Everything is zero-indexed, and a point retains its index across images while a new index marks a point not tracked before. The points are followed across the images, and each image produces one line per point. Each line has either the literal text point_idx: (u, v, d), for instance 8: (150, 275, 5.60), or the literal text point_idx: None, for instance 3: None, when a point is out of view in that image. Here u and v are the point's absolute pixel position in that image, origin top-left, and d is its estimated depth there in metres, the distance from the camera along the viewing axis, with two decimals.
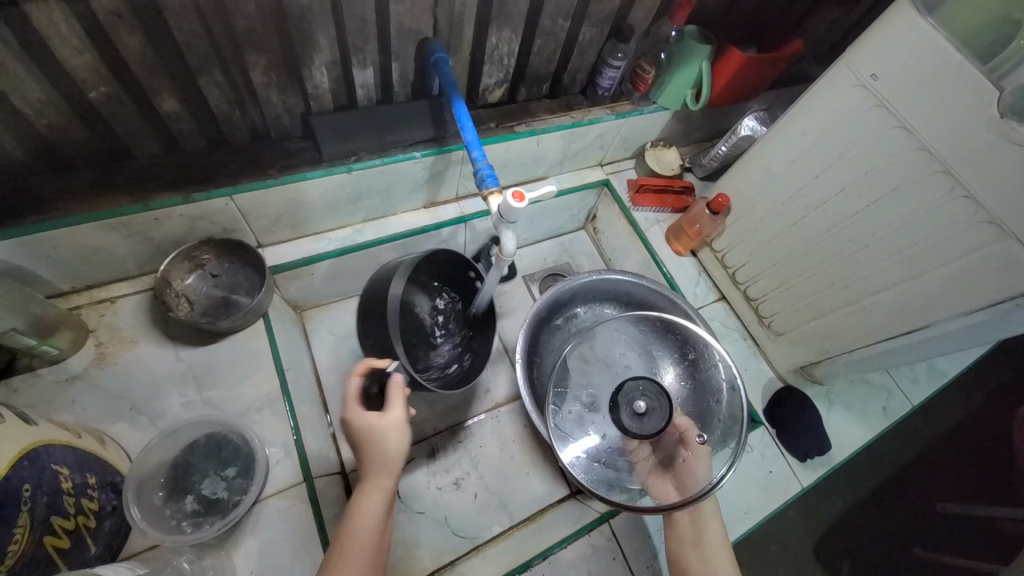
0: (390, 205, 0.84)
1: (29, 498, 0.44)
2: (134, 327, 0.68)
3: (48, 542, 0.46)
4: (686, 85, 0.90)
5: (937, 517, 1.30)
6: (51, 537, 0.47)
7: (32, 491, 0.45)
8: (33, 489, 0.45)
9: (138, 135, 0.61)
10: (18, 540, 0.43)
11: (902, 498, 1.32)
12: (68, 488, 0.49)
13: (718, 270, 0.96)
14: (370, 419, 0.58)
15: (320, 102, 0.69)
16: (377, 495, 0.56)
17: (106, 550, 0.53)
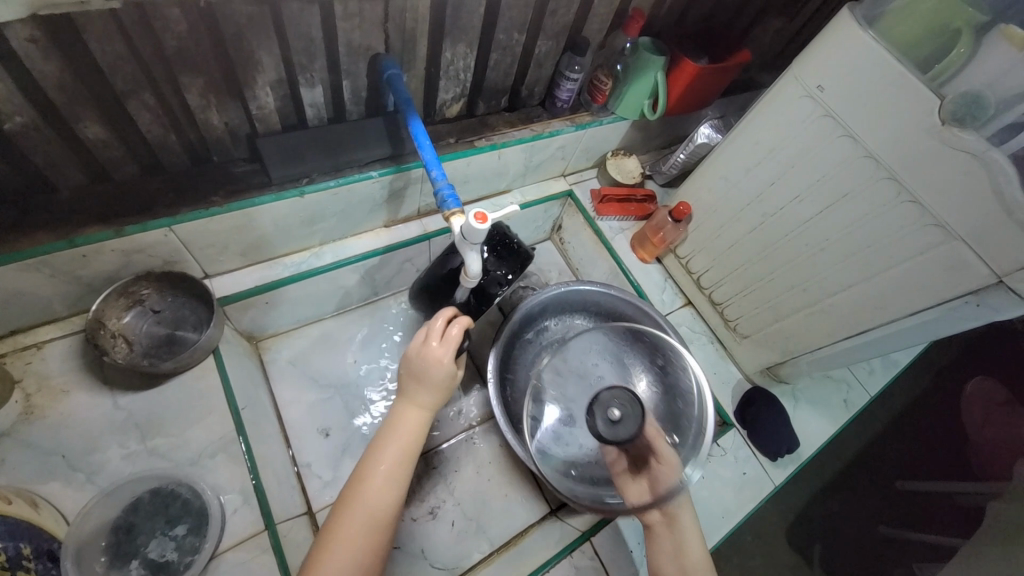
0: (348, 226, 0.80)
1: None
2: (65, 374, 0.62)
3: None
4: (643, 96, 0.91)
5: (898, 497, 1.36)
6: None
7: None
8: None
9: (60, 166, 0.55)
10: None
11: (865, 481, 1.38)
12: (0, 562, 0.46)
13: (683, 276, 0.97)
14: (433, 356, 0.60)
15: (266, 123, 0.65)
16: (418, 421, 0.60)
17: None
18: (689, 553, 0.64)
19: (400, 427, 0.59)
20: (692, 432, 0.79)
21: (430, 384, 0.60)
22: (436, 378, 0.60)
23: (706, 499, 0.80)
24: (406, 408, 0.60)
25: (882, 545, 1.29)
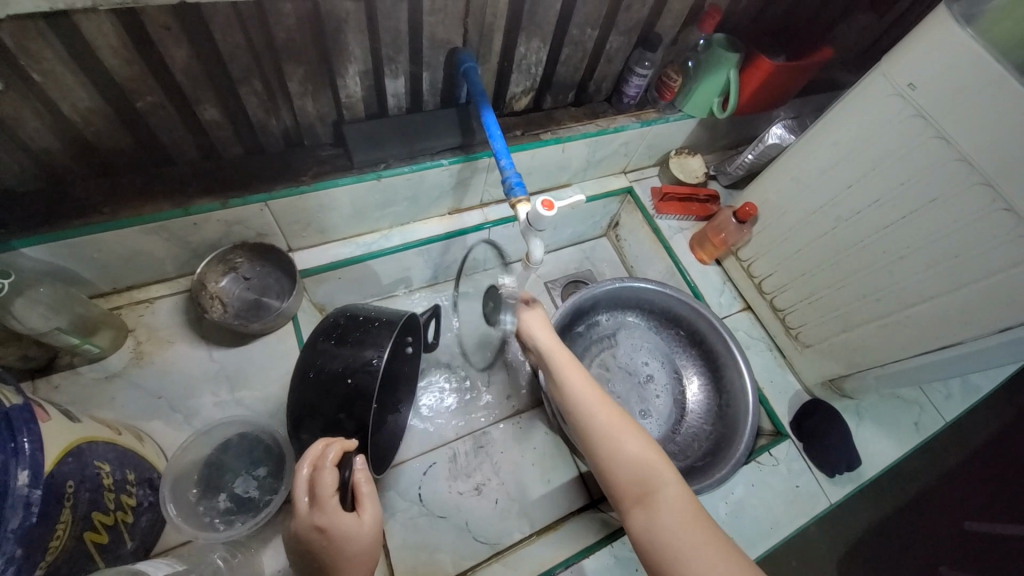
0: (416, 211, 0.85)
1: (72, 493, 0.43)
2: (170, 327, 0.71)
3: (88, 538, 0.45)
4: (713, 94, 0.89)
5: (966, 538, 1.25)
6: (91, 534, 0.45)
7: (75, 486, 0.43)
8: (75, 485, 0.44)
9: (179, 142, 0.63)
10: (59, 535, 0.41)
11: (933, 517, 1.28)
12: (108, 484, 0.48)
13: (744, 280, 0.95)
14: (349, 529, 0.48)
15: (352, 111, 0.71)
16: None
17: (140, 546, 0.54)
18: (571, 377, 0.64)
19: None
20: (743, 439, 0.79)
21: (359, 561, 0.49)
22: (364, 547, 0.48)
23: (754, 507, 0.77)
24: None
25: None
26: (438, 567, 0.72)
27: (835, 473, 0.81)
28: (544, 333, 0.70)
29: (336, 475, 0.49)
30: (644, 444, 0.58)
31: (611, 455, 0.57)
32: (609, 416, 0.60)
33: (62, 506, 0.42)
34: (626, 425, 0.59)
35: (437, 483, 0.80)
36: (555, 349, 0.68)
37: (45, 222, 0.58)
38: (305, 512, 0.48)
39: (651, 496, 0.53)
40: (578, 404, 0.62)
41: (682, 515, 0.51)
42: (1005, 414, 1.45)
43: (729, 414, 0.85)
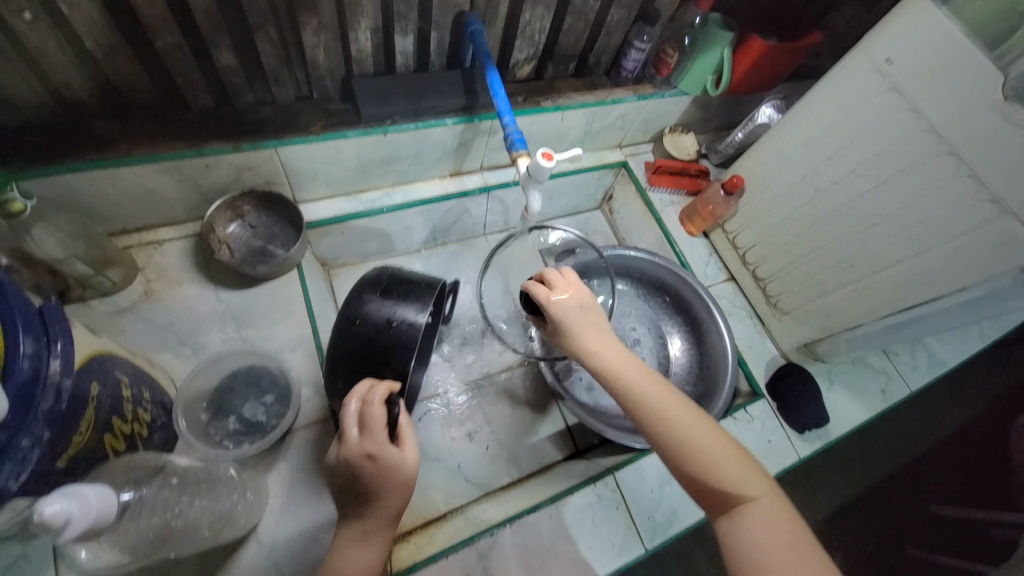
0: (418, 170, 0.88)
1: (97, 396, 0.46)
2: (179, 268, 0.73)
3: (108, 442, 0.48)
4: (707, 71, 0.93)
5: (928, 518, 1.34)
6: (110, 438, 0.48)
7: (98, 390, 0.47)
8: (99, 389, 0.47)
9: (194, 86, 0.65)
10: (84, 432, 0.44)
11: (899, 497, 1.36)
12: (127, 396, 0.52)
13: (729, 252, 0.99)
14: (395, 459, 0.50)
15: (361, 66, 0.73)
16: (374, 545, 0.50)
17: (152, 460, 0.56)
18: (624, 370, 0.58)
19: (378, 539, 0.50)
20: (721, 395, 0.85)
21: (399, 491, 0.51)
22: (406, 480, 0.50)
23: None
24: (350, 534, 0.50)
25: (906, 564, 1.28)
26: (430, 505, 0.77)
27: (804, 430, 0.86)
28: (574, 316, 0.61)
29: (384, 411, 0.51)
30: (724, 448, 0.53)
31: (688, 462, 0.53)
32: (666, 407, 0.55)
33: (87, 405, 0.44)
34: (703, 430, 0.54)
35: (431, 429, 0.84)
36: (591, 336, 0.60)
37: (61, 154, 0.60)
38: (354, 442, 0.50)
39: (739, 508, 0.51)
40: (640, 404, 0.56)
41: (774, 526, 0.50)
42: (973, 404, 1.52)
43: (711, 372, 0.90)
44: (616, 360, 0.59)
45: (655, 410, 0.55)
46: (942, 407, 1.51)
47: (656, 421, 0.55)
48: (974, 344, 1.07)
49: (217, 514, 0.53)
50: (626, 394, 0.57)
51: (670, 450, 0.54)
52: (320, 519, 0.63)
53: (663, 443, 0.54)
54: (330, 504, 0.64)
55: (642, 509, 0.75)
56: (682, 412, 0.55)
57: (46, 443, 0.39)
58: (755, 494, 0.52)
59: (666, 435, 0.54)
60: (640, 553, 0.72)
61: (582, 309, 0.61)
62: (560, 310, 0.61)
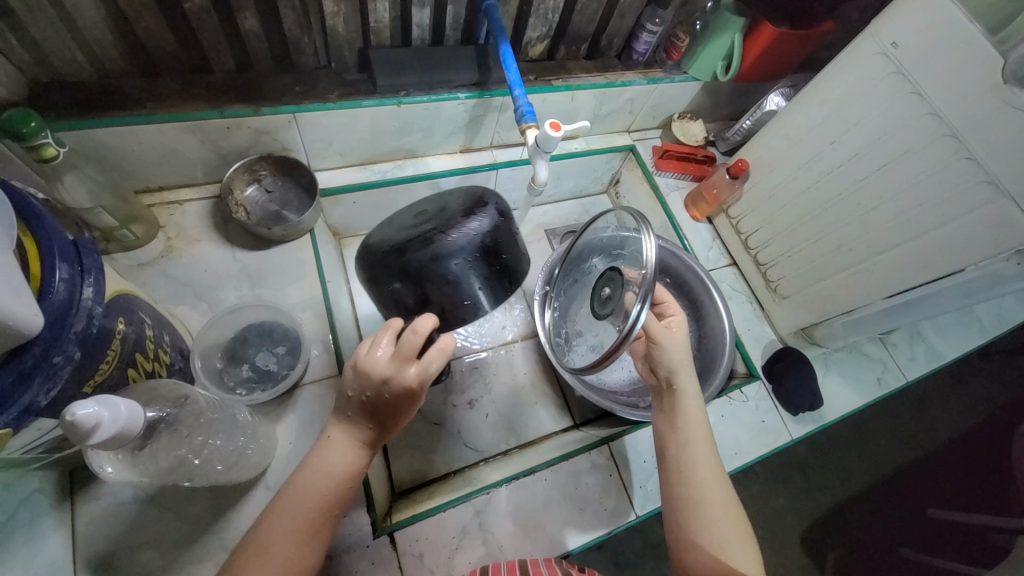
0: (430, 144, 0.90)
1: (123, 330, 0.49)
2: (198, 227, 0.76)
3: (131, 376, 0.51)
4: (717, 57, 0.94)
5: (927, 522, 1.34)
6: (133, 372, 0.51)
7: (125, 325, 0.49)
8: (126, 325, 0.49)
9: (218, 50, 0.68)
10: (110, 363, 0.47)
11: (895, 502, 1.36)
12: (150, 336, 0.54)
13: (732, 237, 1.01)
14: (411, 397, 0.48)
15: (378, 37, 0.75)
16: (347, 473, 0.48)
17: None
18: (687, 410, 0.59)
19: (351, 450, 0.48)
20: (718, 373, 0.87)
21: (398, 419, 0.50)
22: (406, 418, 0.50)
23: (722, 433, 0.84)
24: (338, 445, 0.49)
25: (903, 567, 1.29)
26: (430, 466, 0.80)
27: (798, 412, 0.88)
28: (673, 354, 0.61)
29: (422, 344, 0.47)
30: (729, 517, 0.53)
31: (690, 513, 0.54)
32: (707, 453, 0.57)
33: (114, 337, 0.47)
34: (720, 496, 0.54)
35: (433, 396, 0.85)
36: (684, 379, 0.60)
37: (92, 110, 0.62)
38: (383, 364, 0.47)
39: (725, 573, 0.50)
40: (683, 451, 0.57)
41: None
42: (974, 411, 1.52)
43: (710, 351, 0.92)
44: (691, 404, 0.60)
45: (683, 453, 0.57)
46: (946, 412, 1.51)
47: (679, 464, 0.57)
48: (973, 340, 1.07)
49: (229, 450, 0.56)
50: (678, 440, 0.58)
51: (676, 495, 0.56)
52: None
53: (687, 483, 0.56)
54: None
55: (635, 477, 0.77)
56: (707, 466, 0.56)
57: (77, 364, 0.41)
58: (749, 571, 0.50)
59: (683, 480, 0.56)
60: (631, 519, 0.74)
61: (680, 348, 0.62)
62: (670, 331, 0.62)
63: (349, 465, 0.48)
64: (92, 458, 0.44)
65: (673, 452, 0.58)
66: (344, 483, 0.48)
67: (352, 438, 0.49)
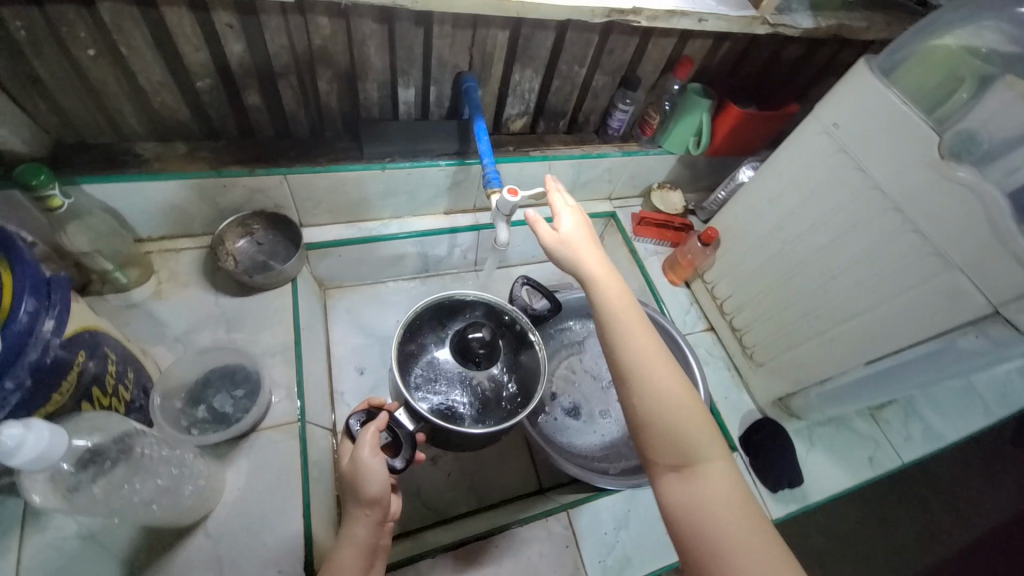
0: (415, 205, 0.96)
1: (82, 361, 0.52)
2: (188, 274, 0.82)
3: (85, 407, 0.54)
4: (688, 134, 1.01)
5: None
6: (88, 404, 0.54)
7: (86, 358, 0.53)
8: (87, 357, 0.53)
9: (224, 120, 0.77)
10: (63, 393, 0.50)
11: None
12: (111, 370, 0.58)
13: (709, 302, 1.02)
14: (379, 490, 0.54)
15: (368, 111, 0.84)
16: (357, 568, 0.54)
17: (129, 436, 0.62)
18: (614, 301, 0.59)
19: (354, 547, 0.54)
20: None
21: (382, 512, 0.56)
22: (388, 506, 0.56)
23: None
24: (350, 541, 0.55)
25: None
26: None
27: (777, 488, 0.83)
28: (582, 242, 0.62)
29: (373, 439, 0.56)
30: (692, 417, 0.54)
31: (659, 418, 0.53)
32: (644, 346, 0.56)
33: (71, 368, 0.50)
34: (676, 388, 0.55)
35: None
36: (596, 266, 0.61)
37: (105, 168, 0.71)
38: (360, 464, 0.54)
39: (690, 471, 0.50)
40: (621, 341, 0.56)
41: (729, 488, 0.49)
42: (1009, 508, 1.37)
43: None
44: (613, 295, 0.59)
45: (633, 359, 0.55)
46: (976, 507, 1.37)
47: (634, 371, 0.55)
48: (978, 421, 1.01)
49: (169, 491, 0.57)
50: (616, 332, 0.57)
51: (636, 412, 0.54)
52: (268, 519, 0.65)
53: (632, 379, 0.55)
54: (280, 505, 0.66)
55: (593, 552, 0.73)
56: (659, 371, 0.55)
57: (25, 391, 0.44)
58: (713, 458, 0.51)
59: (647, 390, 0.54)
60: None
61: (589, 237, 0.63)
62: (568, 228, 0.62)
63: (360, 562, 0.54)
64: (21, 484, 0.45)
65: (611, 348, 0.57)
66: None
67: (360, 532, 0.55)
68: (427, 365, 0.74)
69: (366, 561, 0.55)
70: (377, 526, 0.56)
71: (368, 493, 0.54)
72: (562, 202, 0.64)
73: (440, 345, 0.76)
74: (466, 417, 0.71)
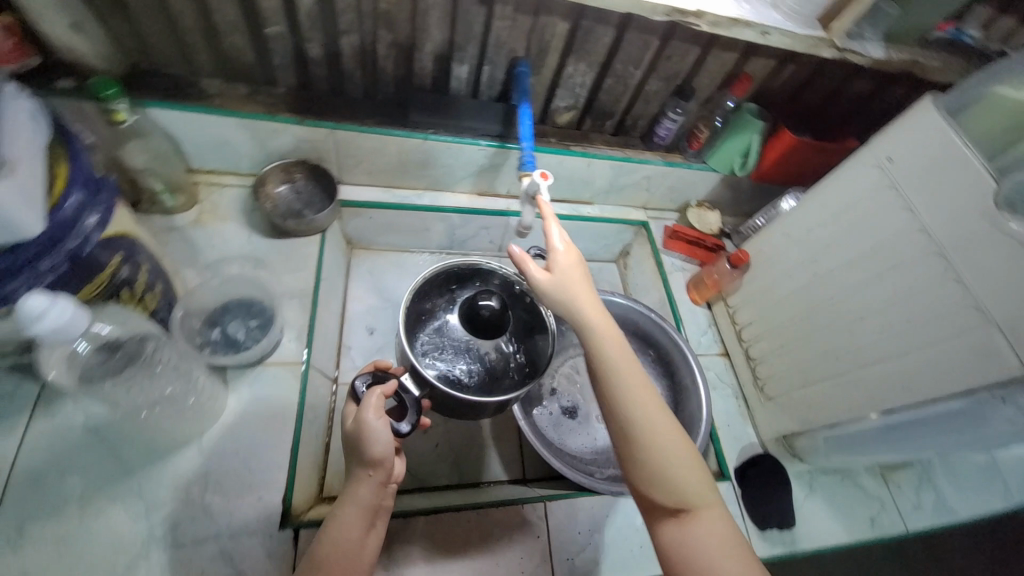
0: (450, 181, 0.98)
1: (119, 262, 0.56)
2: (228, 209, 0.86)
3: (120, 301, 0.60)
4: (736, 153, 0.99)
5: None
6: (123, 298, 0.60)
7: (122, 260, 0.57)
8: (124, 259, 0.57)
9: (285, 69, 0.81)
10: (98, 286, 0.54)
11: None
12: (145, 277, 0.62)
13: (728, 327, 0.99)
14: (381, 451, 0.55)
15: (421, 82, 0.87)
16: (357, 528, 0.55)
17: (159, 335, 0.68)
18: (605, 345, 0.57)
19: (356, 509, 0.55)
20: None
21: (383, 474, 0.56)
22: (389, 469, 0.56)
23: None
24: (351, 501, 0.55)
25: None
26: None
27: (765, 526, 0.80)
28: (570, 276, 0.60)
29: (379, 400, 0.57)
30: (684, 459, 0.55)
31: (653, 468, 0.54)
32: (637, 390, 0.55)
33: (108, 266, 0.54)
34: (666, 431, 0.55)
35: None
36: (585, 303, 0.58)
37: (171, 96, 0.76)
38: (364, 425, 0.55)
39: (688, 526, 0.53)
40: (611, 392, 0.56)
41: (721, 532, 0.52)
42: None
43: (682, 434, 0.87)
44: (605, 337, 0.57)
45: (625, 411, 0.55)
46: None
47: (625, 423, 0.54)
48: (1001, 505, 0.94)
49: None
50: (607, 381, 0.56)
51: (630, 471, 0.55)
52: (259, 448, 0.67)
53: (625, 430, 0.54)
54: (270, 437, 0.68)
55: (563, 550, 0.72)
56: (651, 420, 0.55)
57: (51, 284, 0.47)
58: (703, 503, 0.54)
59: (640, 442, 0.54)
60: None
61: (578, 268, 0.61)
62: (560, 263, 0.60)
63: (362, 522, 0.55)
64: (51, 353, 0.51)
65: (602, 396, 0.56)
66: (360, 537, 0.55)
67: (362, 493, 0.56)
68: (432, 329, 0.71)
69: (368, 520, 0.56)
70: (380, 487, 0.56)
71: (372, 452, 0.55)
72: (555, 234, 0.61)
73: (450, 310, 0.73)
74: (470, 385, 0.68)
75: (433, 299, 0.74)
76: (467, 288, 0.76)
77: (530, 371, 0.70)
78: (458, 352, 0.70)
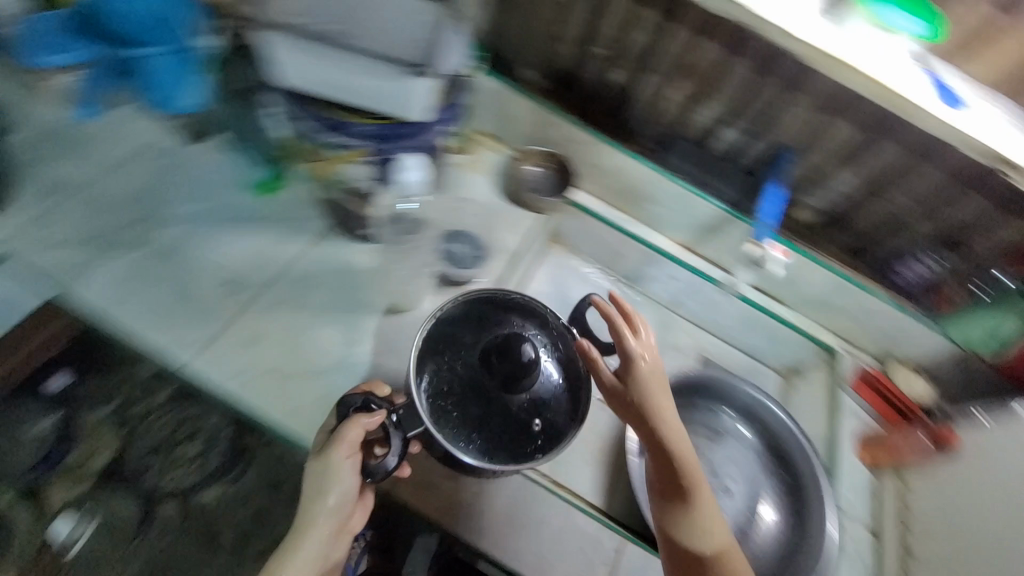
0: (661, 224, 1.02)
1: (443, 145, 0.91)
2: (483, 167, 1.03)
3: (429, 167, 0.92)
4: (983, 330, 0.86)
5: None
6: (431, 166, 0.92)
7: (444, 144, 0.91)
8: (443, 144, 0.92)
9: (586, 82, 0.96)
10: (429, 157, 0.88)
11: None
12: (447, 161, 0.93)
13: (894, 503, 0.92)
14: (349, 478, 0.63)
15: (687, 132, 0.95)
16: (321, 538, 0.64)
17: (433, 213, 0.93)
18: (672, 453, 0.67)
19: (324, 522, 0.64)
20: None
21: (347, 498, 0.65)
22: (352, 493, 0.65)
23: None
24: (316, 514, 0.64)
25: None
26: None
27: None
28: (653, 385, 0.69)
29: (354, 441, 0.62)
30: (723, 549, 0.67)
31: (689, 550, 0.68)
32: (692, 493, 0.67)
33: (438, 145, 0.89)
34: (710, 527, 0.67)
35: None
36: (665, 414, 0.68)
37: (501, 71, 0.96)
38: (333, 460, 0.62)
39: None
40: (667, 487, 0.68)
41: None
42: None
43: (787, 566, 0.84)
44: (676, 447, 0.67)
45: (674, 502, 0.68)
46: None
47: (672, 511, 0.68)
48: None
49: None
50: (669, 479, 0.68)
51: (672, 549, 0.69)
52: None
53: (673, 517, 0.68)
54: None
55: None
56: (699, 517, 0.67)
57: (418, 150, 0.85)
58: None
59: (684, 529, 0.67)
60: None
61: (660, 378, 0.70)
62: (638, 372, 0.69)
63: (327, 534, 0.64)
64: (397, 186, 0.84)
65: (659, 488, 0.69)
66: (325, 544, 0.64)
67: (326, 512, 0.64)
68: (445, 361, 0.67)
69: (336, 529, 0.65)
70: (345, 510, 0.65)
71: (337, 490, 0.63)
72: (642, 339, 0.71)
73: (475, 347, 0.68)
74: (466, 433, 0.64)
75: (455, 322, 0.70)
76: (518, 319, 0.71)
77: (544, 445, 0.64)
78: (467, 391, 0.66)
